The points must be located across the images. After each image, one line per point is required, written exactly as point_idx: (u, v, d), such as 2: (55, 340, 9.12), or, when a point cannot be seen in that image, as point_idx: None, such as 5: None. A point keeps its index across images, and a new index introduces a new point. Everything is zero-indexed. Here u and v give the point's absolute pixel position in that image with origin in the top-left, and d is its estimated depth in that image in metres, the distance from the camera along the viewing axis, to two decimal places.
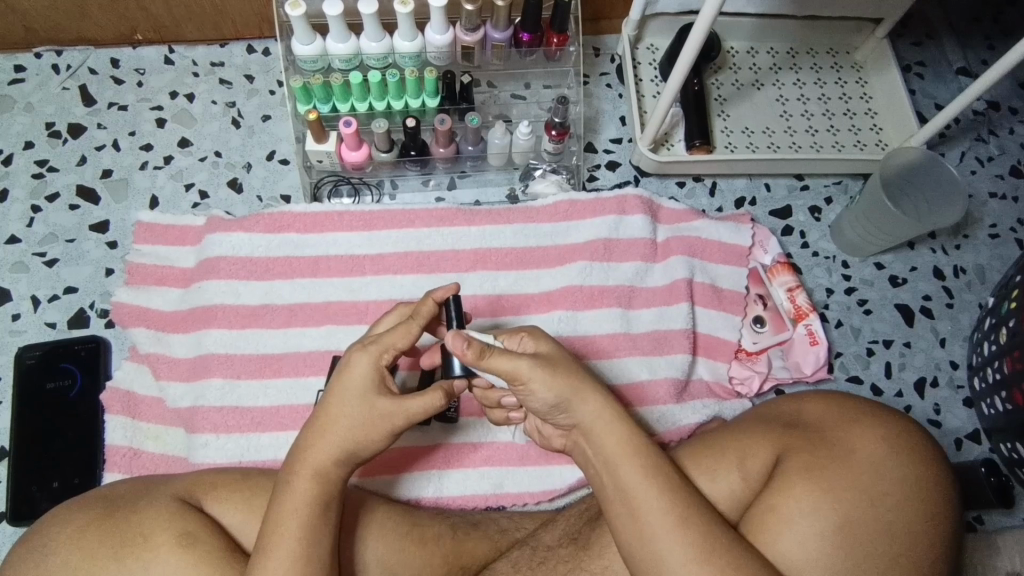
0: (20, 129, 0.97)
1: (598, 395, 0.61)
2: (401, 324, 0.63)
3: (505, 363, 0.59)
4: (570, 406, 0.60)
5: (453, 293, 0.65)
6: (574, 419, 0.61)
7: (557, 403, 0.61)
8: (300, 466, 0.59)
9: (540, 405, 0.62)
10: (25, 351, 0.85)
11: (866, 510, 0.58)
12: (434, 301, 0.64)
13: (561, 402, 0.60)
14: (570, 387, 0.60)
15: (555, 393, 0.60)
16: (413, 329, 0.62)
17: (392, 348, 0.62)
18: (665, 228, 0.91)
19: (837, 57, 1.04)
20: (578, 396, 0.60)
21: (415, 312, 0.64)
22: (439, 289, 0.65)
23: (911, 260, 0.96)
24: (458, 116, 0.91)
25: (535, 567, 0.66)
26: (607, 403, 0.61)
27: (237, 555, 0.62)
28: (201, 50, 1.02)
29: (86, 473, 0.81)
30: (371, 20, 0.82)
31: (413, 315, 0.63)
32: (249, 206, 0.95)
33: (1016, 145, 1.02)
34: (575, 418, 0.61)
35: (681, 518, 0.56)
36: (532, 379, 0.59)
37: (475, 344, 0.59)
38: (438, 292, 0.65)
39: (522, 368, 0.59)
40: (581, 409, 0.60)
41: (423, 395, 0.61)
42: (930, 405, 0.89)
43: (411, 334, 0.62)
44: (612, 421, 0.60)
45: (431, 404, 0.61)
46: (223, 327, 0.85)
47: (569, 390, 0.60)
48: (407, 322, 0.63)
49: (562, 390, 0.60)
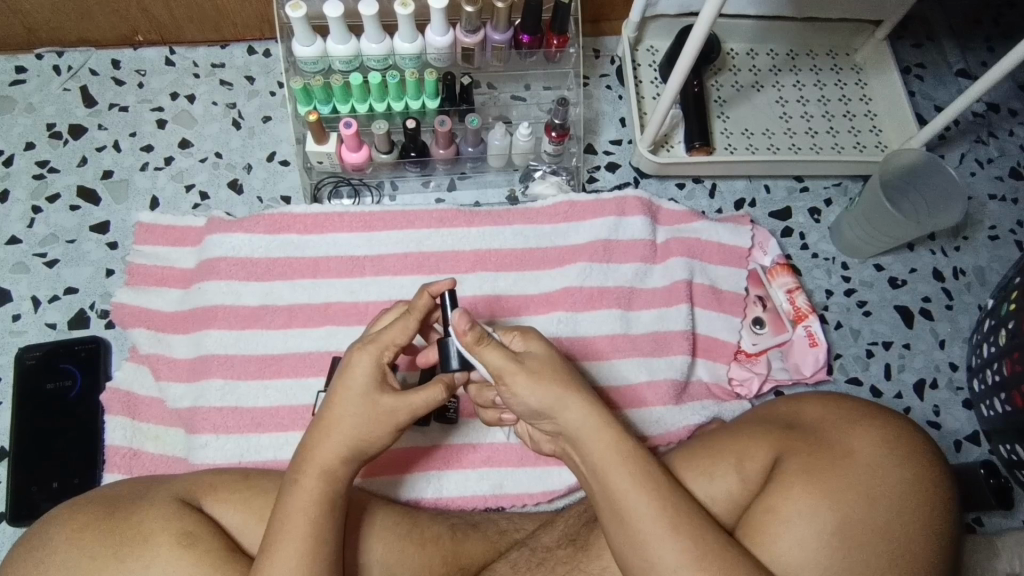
0: (21, 130, 0.97)
1: (583, 400, 0.61)
2: (398, 321, 0.63)
3: (492, 356, 0.61)
4: (555, 414, 0.61)
5: (449, 288, 0.64)
6: (561, 424, 0.61)
7: (540, 408, 0.61)
8: (307, 466, 0.59)
9: (525, 410, 0.62)
10: (26, 352, 0.85)
11: (863, 510, 0.59)
12: (430, 296, 0.64)
13: (545, 409, 0.61)
14: (558, 390, 0.61)
15: (540, 397, 0.60)
16: (411, 324, 0.63)
17: (391, 345, 0.62)
18: (664, 229, 0.91)
19: (837, 58, 1.04)
20: (561, 403, 0.60)
21: (411, 307, 0.64)
22: (435, 283, 0.65)
23: (910, 261, 0.96)
24: (459, 117, 0.91)
25: (534, 568, 0.66)
26: (594, 407, 0.61)
27: (238, 555, 0.62)
28: (202, 50, 1.02)
29: (85, 473, 0.81)
30: (371, 21, 0.82)
31: (411, 310, 0.64)
32: (249, 206, 0.95)
33: (1015, 147, 1.02)
34: (560, 424, 0.61)
35: (673, 525, 0.56)
36: (517, 381, 0.61)
37: (478, 328, 0.61)
38: (434, 287, 0.64)
39: (509, 366, 0.60)
40: (569, 414, 0.60)
41: (424, 390, 0.62)
42: (930, 406, 0.89)
43: (407, 332, 0.63)
44: (599, 428, 0.60)
45: (432, 399, 0.62)
46: (224, 327, 0.85)
47: (553, 395, 0.60)
48: (406, 318, 0.63)
49: (547, 392, 0.60)
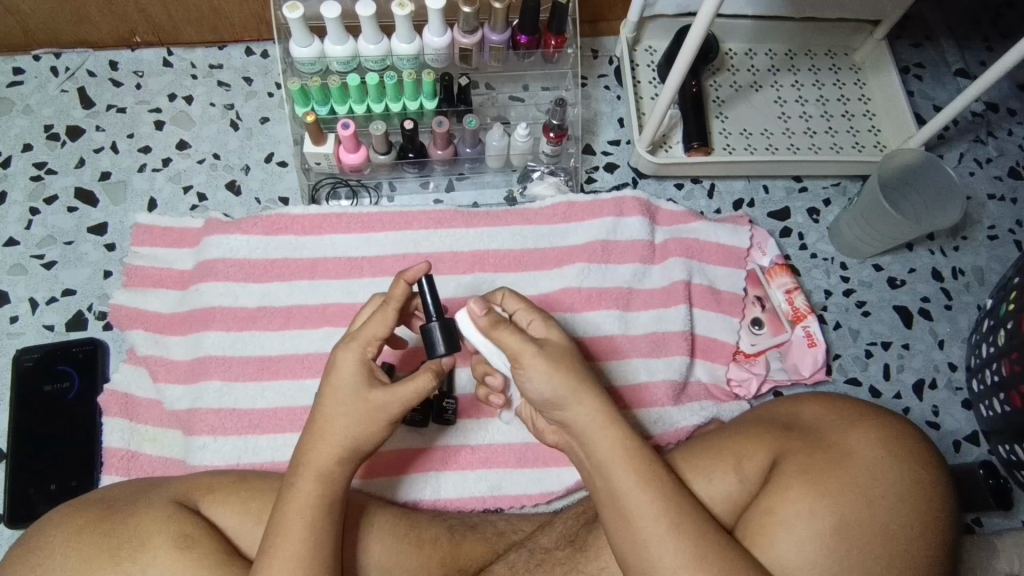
0: (19, 131, 0.97)
1: (594, 396, 0.61)
2: (376, 314, 0.62)
3: (511, 340, 0.61)
4: (566, 405, 0.61)
5: (425, 272, 0.63)
6: (569, 418, 0.61)
7: (553, 397, 0.61)
8: (303, 470, 0.59)
9: (537, 398, 0.62)
10: (23, 353, 0.85)
11: (862, 512, 0.58)
12: (406, 283, 0.63)
13: (559, 399, 0.61)
14: (572, 381, 0.61)
15: (555, 384, 0.60)
16: (388, 315, 0.62)
17: (373, 339, 0.62)
18: (662, 229, 0.91)
19: (835, 58, 1.04)
20: (574, 395, 0.60)
21: (388, 297, 0.63)
22: (411, 268, 0.63)
23: (909, 261, 0.96)
24: (456, 117, 0.91)
25: (531, 568, 0.66)
26: (602, 405, 0.61)
27: (235, 557, 0.62)
28: (199, 51, 1.02)
29: (84, 475, 0.81)
30: (368, 22, 0.82)
31: (387, 301, 0.63)
32: (247, 207, 0.95)
33: (1014, 147, 1.02)
34: (569, 417, 0.61)
35: (673, 525, 0.56)
36: (534, 363, 0.61)
37: (492, 313, 0.62)
38: (409, 273, 0.62)
39: (526, 349, 0.61)
40: (578, 408, 0.60)
41: (412, 380, 0.60)
42: (929, 406, 0.89)
43: (387, 323, 0.62)
44: (603, 425, 0.60)
45: (423, 388, 0.61)
46: (221, 328, 0.85)
47: (566, 385, 0.60)
48: (383, 309, 0.62)
49: (562, 379, 0.60)
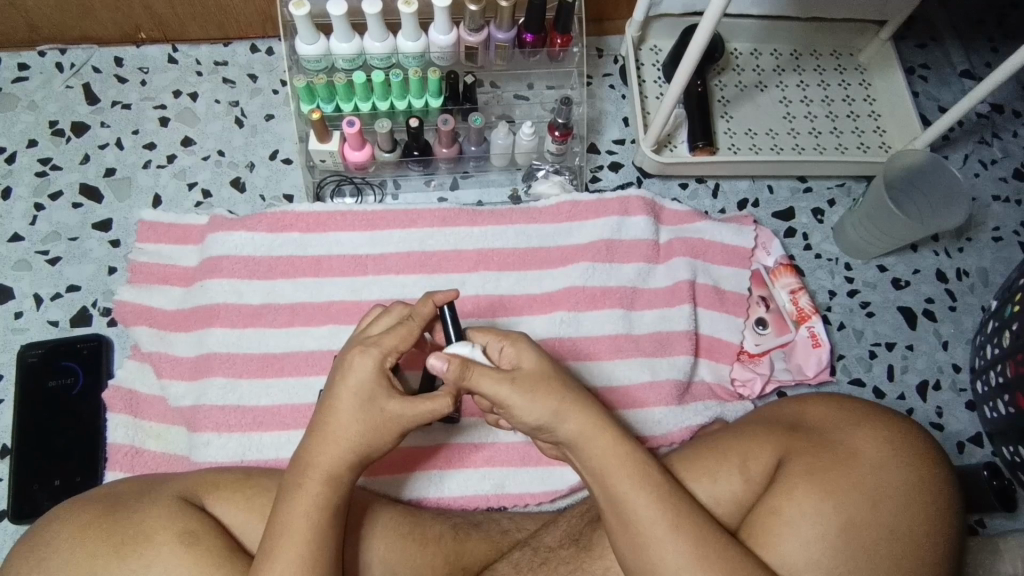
0: (24, 127, 0.97)
1: (582, 409, 0.60)
2: (398, 328, 0.62)
3: (485, 384, 0.59)
4: (554, 426, 0.60)
5: (452, 299, 0.64)
6: (559, 435, 0.61)
7: (544, 421, 0.60)
8: (311, 471, 0.59)
9: (524, 425, 0.61)
10: (27, 349, 0.85)
11: (867, 513, 0.58)
12: (433, 304, 0.64)
13: (545, 424, 0.60)
14: (556, 404, 0.59)
15: (536, 413, 0.59)
16: (414, 329, 0.63)
17: (393, 350, 0.62)
18: (667, 229, 0.91)
19: (841, 58, 1.04)
20: (563, 414, 0.60)
21: (413, 313, 0.64)
22: (440, 292, 0.64)
23: (914, 262, 0.96)
24: (461, 116, 0.90)
25: (536, 567, 0.66)
26: (591, 415, 0.60)
27: (240, 555, 0.62)
28: (204, 49, 1.02)
29: (88, 471, 0.81)
30: (374, 19, 0.81)
31: (411, 315, 0.64)
32: (252, 206, 0.95)
33: (1019, 148, 1.02)
34: (561, 435, 0.61)
35: (674, 525, 0.56)
36: (512, 404, 0.59)
37: (456, 362, 0.58)
38: (438, 296, 0.64)
39: (503, 394, 0.59)
40: (566, 426, 0.60)
41: (431, 400, 0.61)
42: (932, 407, 0.89)
43: (412, 336, 0.62)
44: (598, 433, 0.60)
45: (439, 409, 0.61)
46: (226, 326, 0.85)
47: (550, 407, 0.59)
48: (408, 324, 0.63)
49: (544, 410, 0.59)
